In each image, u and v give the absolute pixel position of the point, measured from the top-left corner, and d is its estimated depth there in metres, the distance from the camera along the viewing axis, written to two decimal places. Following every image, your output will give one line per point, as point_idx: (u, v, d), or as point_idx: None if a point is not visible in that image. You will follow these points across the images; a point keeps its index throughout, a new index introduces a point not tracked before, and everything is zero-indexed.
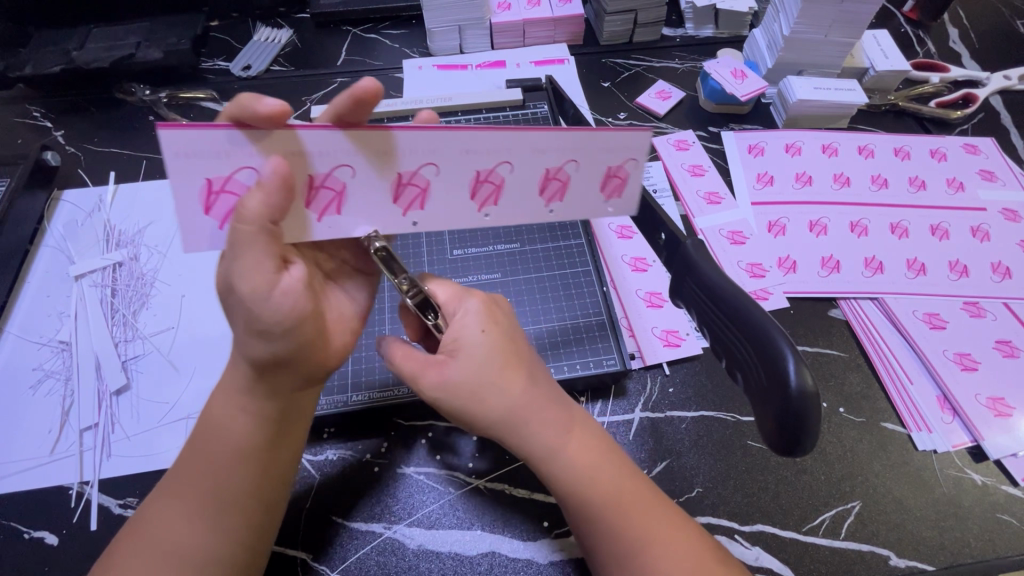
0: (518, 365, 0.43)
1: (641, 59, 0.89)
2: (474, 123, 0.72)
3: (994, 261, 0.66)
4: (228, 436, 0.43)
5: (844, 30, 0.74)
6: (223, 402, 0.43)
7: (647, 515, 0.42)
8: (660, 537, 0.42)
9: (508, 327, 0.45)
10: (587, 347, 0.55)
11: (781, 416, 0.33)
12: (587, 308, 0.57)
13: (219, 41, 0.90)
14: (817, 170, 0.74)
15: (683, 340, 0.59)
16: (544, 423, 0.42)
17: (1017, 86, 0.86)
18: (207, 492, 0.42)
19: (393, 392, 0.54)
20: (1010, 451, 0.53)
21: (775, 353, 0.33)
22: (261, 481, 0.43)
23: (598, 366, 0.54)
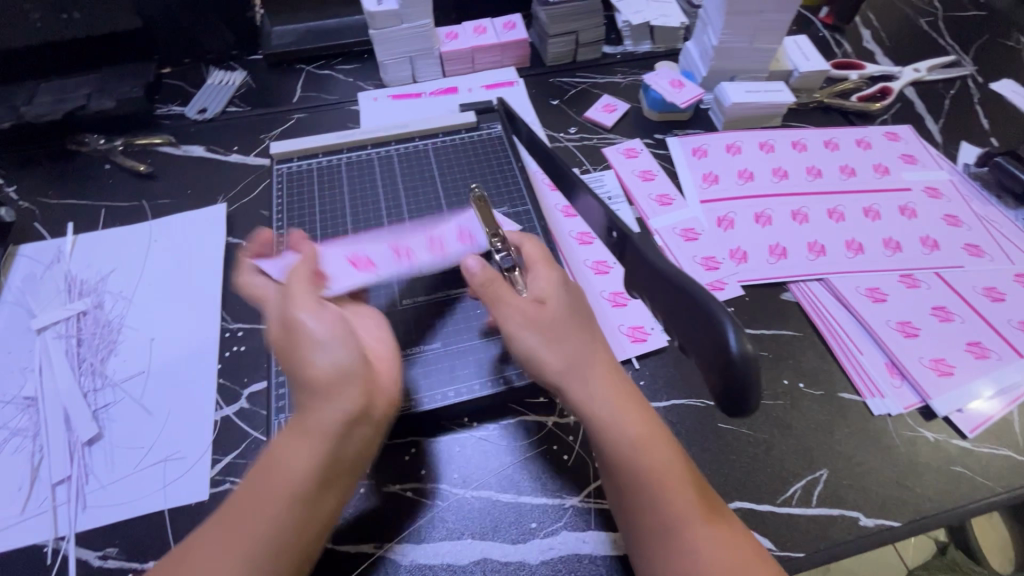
0: (582, 334, 0.48)
1: (586, 77, 0.94)
2: (432, 146, 0.75)
3: (923, 236, 0.71)
4: (283, 475, 0.41)
5: (766, 37, 0.80)
6: (297, 441, 0.42)
7: (685, 502, 0.44)
8: (705, 537, 0.43)
9: (578, 300, 0.50)
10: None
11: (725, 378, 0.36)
12: None
13: (173, 87, 0.91)
14: (756, 166, 0.79)
15: (650, 335, 0.62)
16: (595, 381, 0.47)
17: (926, 77, 0.94)
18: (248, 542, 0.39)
19: None
20: (955, 407, 0.58)
21: (715, 323, 0.36)
22: (310, 527, 0.41)
23: None
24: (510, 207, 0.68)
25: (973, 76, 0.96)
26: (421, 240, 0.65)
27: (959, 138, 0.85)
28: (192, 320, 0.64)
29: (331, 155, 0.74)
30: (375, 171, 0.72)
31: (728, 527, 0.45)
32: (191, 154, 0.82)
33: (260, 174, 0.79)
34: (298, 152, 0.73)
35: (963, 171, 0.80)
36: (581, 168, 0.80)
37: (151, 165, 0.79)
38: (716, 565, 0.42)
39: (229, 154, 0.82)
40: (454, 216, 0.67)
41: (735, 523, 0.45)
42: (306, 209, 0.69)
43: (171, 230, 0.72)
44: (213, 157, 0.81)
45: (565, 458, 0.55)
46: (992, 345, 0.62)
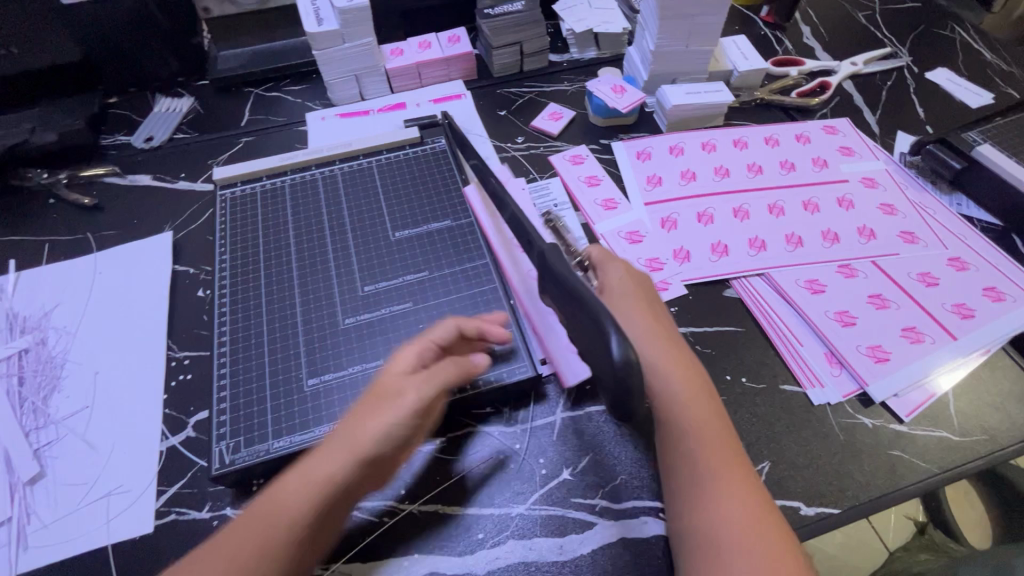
0: (647, 305, 0.55)
1: (533, 86, 0.95)
2: (376, 164, 0.76)
3: (860, 225, 0.73)
4: (325, 475, 0.45)
5: (701, 39, 0.82)
6: (339, 445, 0.47)
7: (718, 458, 0.48)
8: (737, 491, 0.47)
9: (646, 287, 0.57)
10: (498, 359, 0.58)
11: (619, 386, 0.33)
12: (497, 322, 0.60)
13: (119, 116, 0.91)
14: (699, 166, 0.81)
15: None
16: (653, 343, 0.52)
17: (864, 70, 0.96)
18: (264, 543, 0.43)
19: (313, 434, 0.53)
20: (892, 392, 0.59)
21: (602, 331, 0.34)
22: (301, 529, 0.44)
23: (512, 376, 0.57)
24: (453, 219, 0.69)
25: (909, 67, 0.98)
26: (363, 258, 0.65)
27: (896, 128, 0.88)
28: (136, 351, 0.64)
29: (275, 177, 0.74)
30: (319, 191, 0.72)
31: (757, 498, 0.47)
32: (138, 183, 0.81)
33: (207, 199, 0.79)
34: (242, 176, 0.74)
35: (899, 160, 0.82)
36: (528, 177, 0.81)
37: (97, 197, 0.79)
38: (733, 514, 0.46)
39: (176, 182, 0.82)
40: (397, 232, 0.68)
41: (766, 500, 0.48)
42: (249, 232, 0.69)
43: (117, 261, 0.72)
44: (161, 186, 0.81)
45: (513, 466, 0.56)
46: (927, 329, 0.63)
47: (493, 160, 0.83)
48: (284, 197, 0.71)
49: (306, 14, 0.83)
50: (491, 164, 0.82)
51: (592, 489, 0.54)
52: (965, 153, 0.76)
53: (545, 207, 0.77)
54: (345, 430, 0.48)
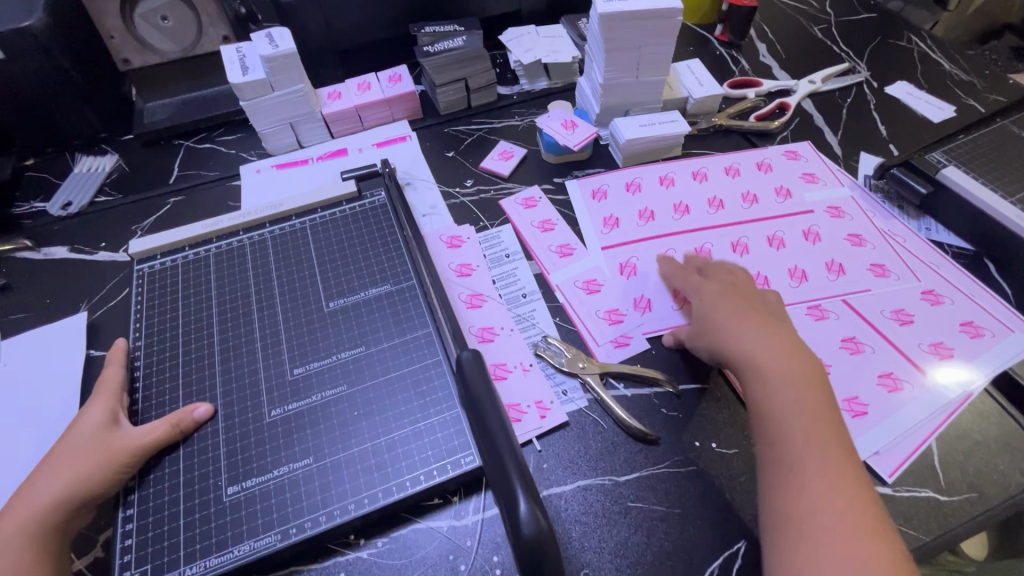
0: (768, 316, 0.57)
1: (482, 122, 0.91)
2: (310, 224, 0.70)
3: (828, 261, 0.69)
4: None
5: (651, 69, 0.78)
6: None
7: (824, 450, 0.48)
8: (834, 482, 0.46)
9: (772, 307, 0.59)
10: (442, 447, 0.52)
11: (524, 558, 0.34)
12: (440, 404, 0.54)
13: (35, 180, 0.84)
14: (657, 204, 0.76)
15: (549, 410, 0.58)
16: (766, 342, 0.54)
17: (823, 88, 0.93)
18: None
19: (233, 554, 0.47)
20: (871, 450, 0.55)
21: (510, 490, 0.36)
22: None
23: (457, 468, 0.51)
24: (393, 283, 0.64)
25: (868, 81, 0.96)
26: (294, 333, 0.60)
27: (858, 148, 0.84)
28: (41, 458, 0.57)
29: (199, 246, 0.68)
30: (247, 260, 0.66)
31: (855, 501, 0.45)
32: (53, 257, 0.74)
33: (128, 271, 0.72)
34: (162, 248, 0.68)
35: (864, 183, 0.79)
36: (478, 225, 0.76)
37: (5, 276, 0.72)
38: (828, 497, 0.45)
39: (95, 252, 0.75)
40: (332, 301, 0.62)
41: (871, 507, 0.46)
42: (167, 311, 0.63)
43: (25, 351, 0.65)
44: (78, 258, 0.74)
45: (464, 568, 0.50)
46: (905, 374, 0.59)
47: (440, 208, 0.78)
48: (208, 269, 0.65)
49: (231, 63, 0.78)
50: (438, 214, 0.77)
51: None
52: (929, 175, 0.72)
53: (496, 258, 0.72)
54: (70, 485, 0.47)
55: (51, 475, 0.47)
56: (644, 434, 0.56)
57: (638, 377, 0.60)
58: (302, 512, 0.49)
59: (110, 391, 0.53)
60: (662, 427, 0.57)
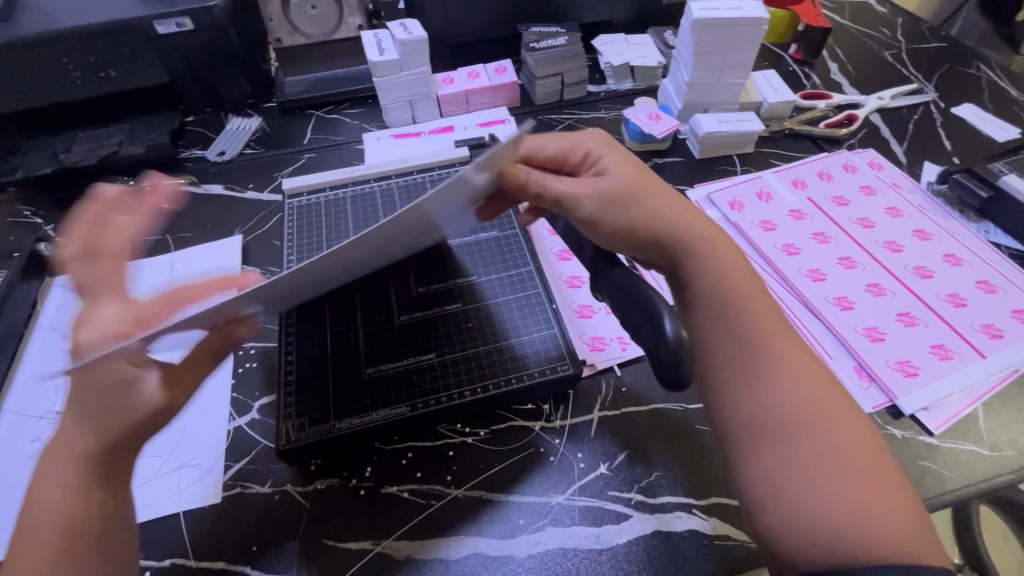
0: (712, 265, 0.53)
1: (572, 113, 1.02)
2: (428, 179, 0.82)
3: (894, 245, 0.76)
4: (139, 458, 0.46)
5: (733, 72, 0.88)
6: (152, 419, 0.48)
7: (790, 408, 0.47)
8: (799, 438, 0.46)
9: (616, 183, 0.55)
10: (542, 355, 0.62)
11: (650, 348, 0.45)
12: (541, 324, 0.64)
13: (195, 132, 1.00)
14: (744, 194, 0.84)
15: (609, 344, 0.67)
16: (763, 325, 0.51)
17: (891, 104, 1.00)
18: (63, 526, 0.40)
19: (371, 418, 0.58)
20: (921, 405, 0.61)
21: (659, 316, 0.44)
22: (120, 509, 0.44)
23: (554, 373, 0.61)
24: (500, 230, 0.74)
25: (935, 102, 1.02)
26: (416, 260, 0.71)
27: (923, 158, 0.91)
28: None
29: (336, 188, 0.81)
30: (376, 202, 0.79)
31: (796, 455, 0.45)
32: (211, 192, 0.89)
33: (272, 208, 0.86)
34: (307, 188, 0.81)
35: (927, 188, 0.85)
36: None
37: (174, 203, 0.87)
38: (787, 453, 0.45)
39: (245, 191, 0.90)
40: (449, 239, 0.74)
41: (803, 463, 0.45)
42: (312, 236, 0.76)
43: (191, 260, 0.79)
44: (231, 195, 0.89)
45: (552, 459, 0.59)
46: (957, 346, 0.65)
47: None
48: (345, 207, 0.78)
49: (370, 45, 0.92)
50: None
51: (627, 484, 0.57)
52: (990, 182, 0.79)
53: None
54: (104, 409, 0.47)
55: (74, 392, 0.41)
56: None
57: None
58: (426, 394, 0.59)
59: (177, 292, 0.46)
60: None
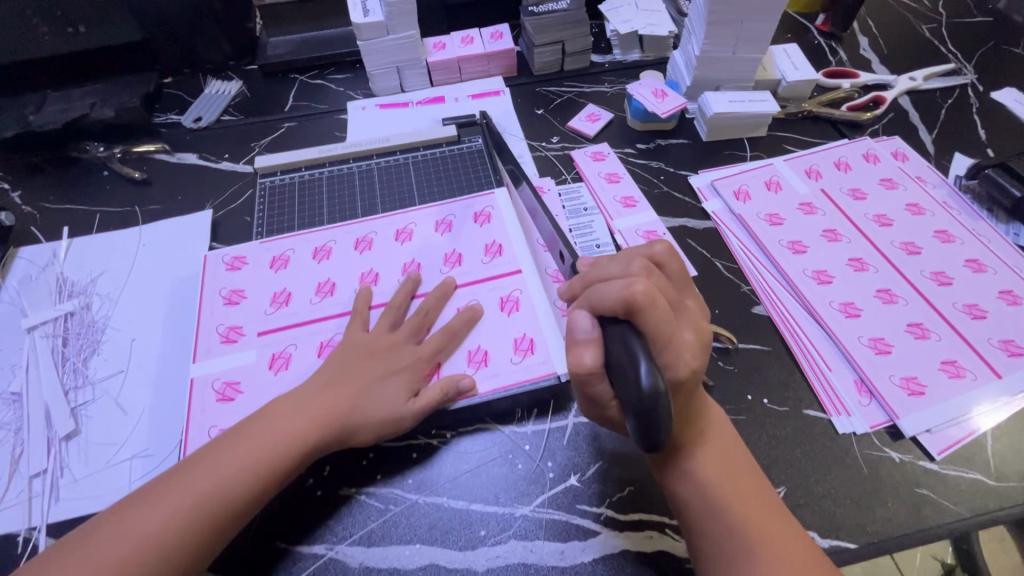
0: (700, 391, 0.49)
1: (573, 86, 0.94)
2: (412, 159, 0.78)
3: (911, 246, 0.70)
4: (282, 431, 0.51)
5: (750, 46, 0.80)
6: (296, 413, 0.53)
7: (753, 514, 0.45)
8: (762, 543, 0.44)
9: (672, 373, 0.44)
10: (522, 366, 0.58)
11: (634, 403, 0.38)
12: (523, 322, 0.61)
13: (171, 95, 0.94)
14: (752, 184, 0.77)
15: None
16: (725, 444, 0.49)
17: (924, 86, 0.91)
18: (196, 516, 0.47)
19: None
20: (924, 428, 0.56)
21: (636, 358, 0.39)
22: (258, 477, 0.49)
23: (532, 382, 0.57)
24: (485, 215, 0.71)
25: (973, 85, 0.93)
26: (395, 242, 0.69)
27: (953, 148, 0.83)
28: (172, 323, 0.67)
29: (314, 168, 0.78)
30: (354, 184, 0.76)
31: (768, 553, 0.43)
32: (185, 161, 0.85)
33: (248, 180, 0.81)
34: (282, 166, 0.78)
35: (954, 183, 0.78)
36: (560, 178, 0.81)
37: (145, 172, 0.83)
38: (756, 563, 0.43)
39: (220, 162, 0.85)
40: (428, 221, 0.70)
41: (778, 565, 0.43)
42: (286, 215, 0.74)
43: (160, 235, 0.76)
44: (206, 165, 0.84)
45: (522, 467, 0.56)
46: (970, 364, 0.60)
47: (526, 158, 0.83)
48: (322, 187, 0.75)
49: (354, 5, 0.85)
50: (524, 164, 0.82)
51: (598, 498, 0.54)
52: None
53: (574, 210, 0.76)
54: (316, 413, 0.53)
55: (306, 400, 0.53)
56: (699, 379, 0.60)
57: None
58: None
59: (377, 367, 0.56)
60: (717, 377, 0.61)
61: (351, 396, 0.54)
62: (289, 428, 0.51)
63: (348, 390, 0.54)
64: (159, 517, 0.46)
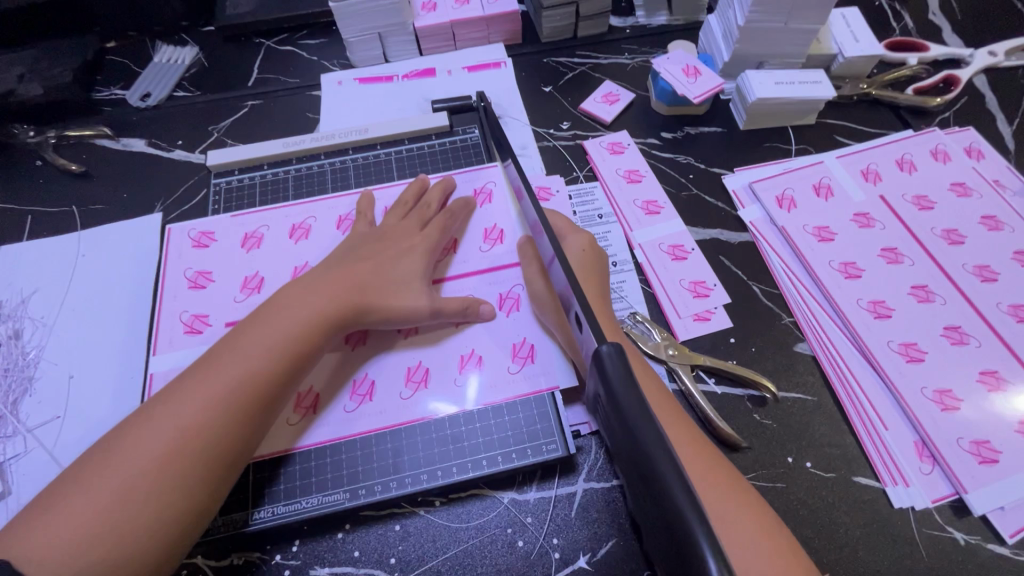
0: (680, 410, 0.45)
1: (587, 56, 0.80)
2: (394, 155, 0.67)
3: (984, 269, 0.59)
4: (229, 368, 0.44)
5: (806, 15, 0.65)
6: (240, 344, 0.46)
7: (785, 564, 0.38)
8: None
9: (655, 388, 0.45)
10: (524, 430, 0.51)
11: (674, 566, 0.30)
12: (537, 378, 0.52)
13: (115, 64, 0.80)
14: (799, 187, 0.65)
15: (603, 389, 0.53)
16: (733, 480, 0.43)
17: (1004, 63, 0.77)
18: (156, 478, 0.40)
19: (318, 502, 0.48)
20: (996, 505, 0.48)
21: (691, 546, 0.26)
22: (205, 421, 0.42)
23: (537, 454, 0.50)
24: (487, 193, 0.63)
25: None
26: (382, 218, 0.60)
27: None
28: (114, 355, 0.57)
29: (278, 165, 0.66)
30: (327, 186, 0.64)
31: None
32: (131, 149, 0.72)
33: (205, 174, 0.70)
34: (240, 163, 0.66)
35: None
36: (570, 176, 0.69)
37: (84, 163, 0.71)
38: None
39: (172, 150, 0.72)
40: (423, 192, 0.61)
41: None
42: None
43: (102, 243, 0.65)
44: (156, 154, 0.72)
45: (522, 545, 0.48)
46: None
47: (530, 150, 0.71)
48: (289, 190, 0.64)
49: None
50: (528, 157, 0.70)
51: None
52: None
53: (587, 217, 0.65)
54: (270, 347, 0.46)
55: (262, 333, 0.46)
56: (733, 439, 0.50)
57: (734, 375, 0.54)
58: (372, 475, 0.49)
59: (349, 286, 0.50)
60: (752, 434, 0.52)
61: (304, 323, 0.47)
62: (244, 364, 0.45)
63: (294, 319, 0.47)
64: (113, 486, 0.39)
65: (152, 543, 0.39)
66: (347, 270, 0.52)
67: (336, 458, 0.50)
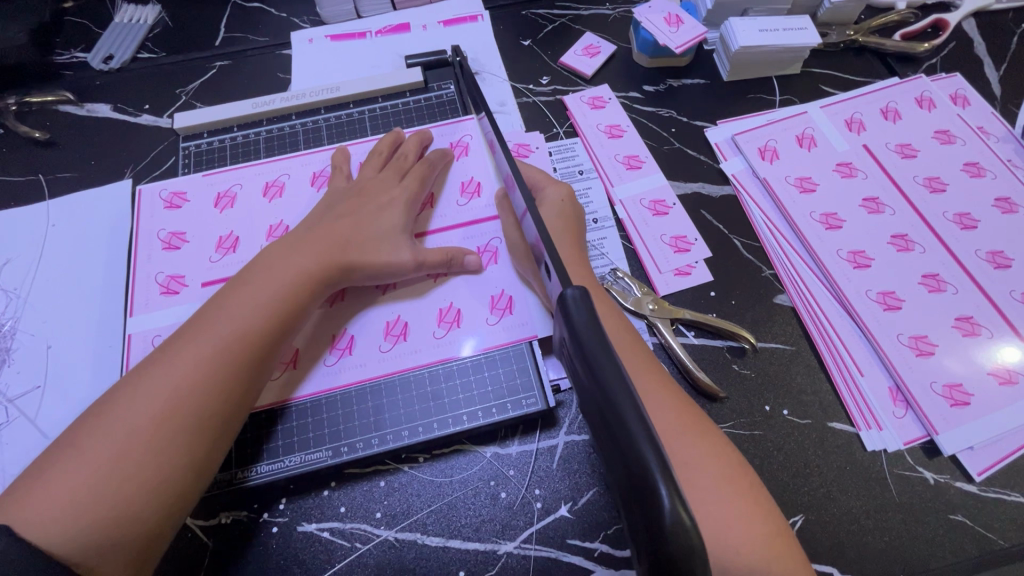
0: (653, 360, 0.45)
1: (567, 8, 0.77)
2: (368, 113, 0.65)
3: (965, 216, 0.59)
4: (214, 330, 0.44)
5: None
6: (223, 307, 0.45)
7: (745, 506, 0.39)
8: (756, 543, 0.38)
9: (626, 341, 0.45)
10: (504, 385, 0.51)
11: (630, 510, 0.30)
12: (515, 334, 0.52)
13: (75, 25, 0.76)
14: (782, 138, 0.64)
15: None
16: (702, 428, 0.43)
17: (994, 5, 0.74)
18: (147, 443, 0.39)
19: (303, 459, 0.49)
20: (966, 445, 0.49)
21: (648, 482, 0.26)
22: (193, 383, 0.41)
23: (517, 408, 0.50)
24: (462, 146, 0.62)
25: None
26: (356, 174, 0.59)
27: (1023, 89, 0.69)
28: (91, 325, 0.57)
29: (248, 127, 0.64)
30: (299, 147, 0.63)
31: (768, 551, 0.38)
32: (96, 114, 0.70)
33: (174, 139, 0.68)
34: (210, 126, 0.64)
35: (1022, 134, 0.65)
36: (550, 132, 0.67)
37: (48, 130, 0.68)
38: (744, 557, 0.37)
39: (139, 115, 0.70)
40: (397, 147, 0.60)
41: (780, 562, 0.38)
42: None
43: (71, 212, 0.63)
44: (122, 119, 0.69)
45: (505, 496, 0.49)
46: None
47: (509, 106, 0.69)
48: (261, 152, 0.62)
49: None
50: (507, 114, 0.68)
51: (591, 531, 0.47)
52: None
53: (568, 173, 0.63)
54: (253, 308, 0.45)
55: (243, 294, 0.46)
56: (711, 389, 0.51)
57: (713, 328, 0.54)
58: (354, 433, 0.49)
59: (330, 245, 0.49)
60: (731, 385, 0.52)
61: (287, 285, 0.47)
62: (229, 329, 0.44)
63: (278, 281, 0.47)
64: (104, 451, 0.39)
65: (148, 505, 0.39)
66: (327, 227, 0.51)
67: (321, 418, 0.50)
